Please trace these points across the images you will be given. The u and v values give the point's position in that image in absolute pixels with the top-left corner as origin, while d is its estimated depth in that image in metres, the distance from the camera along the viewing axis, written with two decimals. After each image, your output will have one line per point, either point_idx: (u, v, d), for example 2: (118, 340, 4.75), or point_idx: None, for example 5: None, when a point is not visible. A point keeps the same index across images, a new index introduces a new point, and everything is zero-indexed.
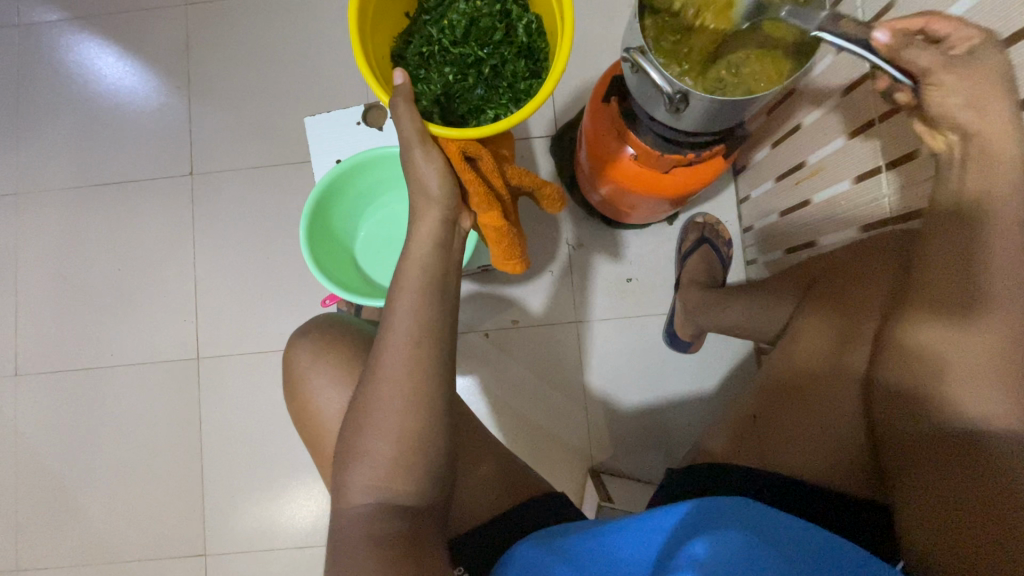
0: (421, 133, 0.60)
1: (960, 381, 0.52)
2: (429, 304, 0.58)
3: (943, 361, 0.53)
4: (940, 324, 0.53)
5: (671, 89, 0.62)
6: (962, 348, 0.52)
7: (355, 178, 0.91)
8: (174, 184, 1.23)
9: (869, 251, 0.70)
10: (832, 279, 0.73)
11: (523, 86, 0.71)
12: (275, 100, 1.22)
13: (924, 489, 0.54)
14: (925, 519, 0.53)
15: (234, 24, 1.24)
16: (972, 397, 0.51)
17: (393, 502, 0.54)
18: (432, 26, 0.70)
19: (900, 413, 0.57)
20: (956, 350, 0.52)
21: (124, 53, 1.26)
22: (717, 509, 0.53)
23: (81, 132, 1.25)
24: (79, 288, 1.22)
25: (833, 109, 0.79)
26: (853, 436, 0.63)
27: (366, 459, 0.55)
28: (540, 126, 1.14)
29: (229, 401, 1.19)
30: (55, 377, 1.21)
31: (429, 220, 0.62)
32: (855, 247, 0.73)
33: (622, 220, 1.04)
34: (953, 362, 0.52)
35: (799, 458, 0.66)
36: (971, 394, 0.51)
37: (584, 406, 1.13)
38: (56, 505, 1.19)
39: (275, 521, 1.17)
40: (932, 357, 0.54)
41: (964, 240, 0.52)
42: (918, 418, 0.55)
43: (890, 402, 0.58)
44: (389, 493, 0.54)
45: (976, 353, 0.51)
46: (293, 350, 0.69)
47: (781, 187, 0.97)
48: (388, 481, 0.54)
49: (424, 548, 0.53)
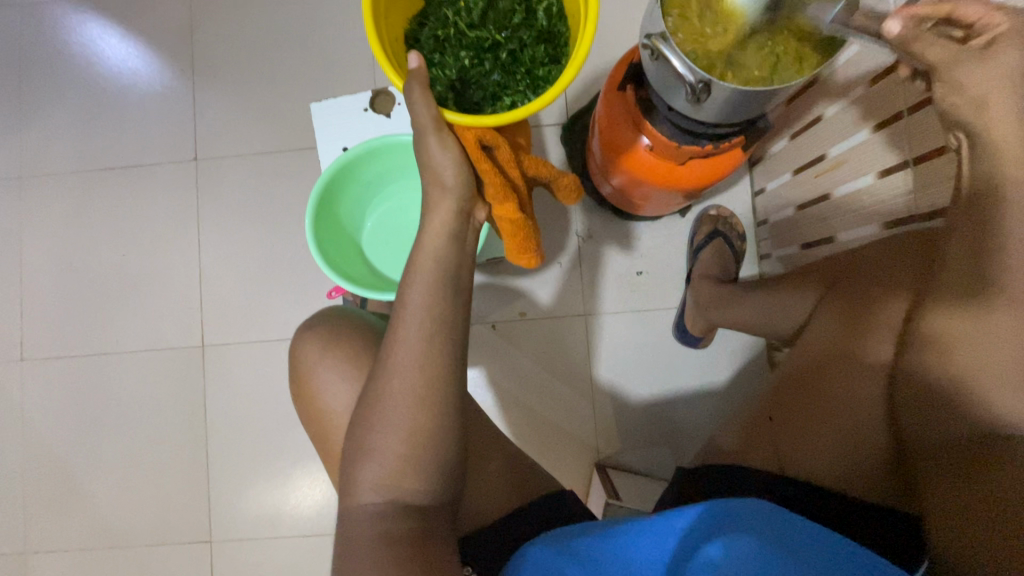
0: (437, 119, 0.58)
1: (994, 383, 0.50)
2: (442, 296, 0.57)
3: (972, 356, 0.51)
4: (971, 318, 0.51)
5: (694, 78, 0.59)
6: (995, 349, 0.50)
7: (363, 167, 0.89)
8: (177, 170, 1.21)
9: (895, 248, 0.67)
10: (854, 277, 0.71)
11: (542, 71, 0.68)
12: (280, 84, 1.20)
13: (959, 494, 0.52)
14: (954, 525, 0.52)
15: (239, 5, 1.22)
16: (1006, 400, 0.50)
17: (402, 500, 0.53)
18: (448, 7, 0.68)
19: (926, 414, 0.55)
20: (992, 350, 0.50)
21: (128, 34, 1.23)
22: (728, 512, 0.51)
23: (84, 115, 1.23)
24: (83, 274, 1.21)
25: (858, 100, 0.76)
26: (874, 439, 0.62)
27: (376, 455, 0.54)
28: (551, 114, 1.11)
29: (234, 389, 1.18)
30: (60, 363, 1.21)
31: (443, 210, 0.60)
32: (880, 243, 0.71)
33: (634, 211, 1.02)
34: (987, 363, 0.50)
35: (815, 460, 0.64)
36: (1000, 391, 0.50)
37: (592, 400, 1.11)
38: (62, 490, 1.19)
39: (280, 510, 1.17)
40: (962, 355, 0.52)
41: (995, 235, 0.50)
42: (947, 420, 0.53)
43: (912, 400, 0.57)
44: (399, 490, 0.53)
45: (1010, 348, 0.49)
46: (300, 342, 0.68)
47: (799, 180, 0.94)
48: (399, 477, 0.53)
49: (434, 546, 0.52)
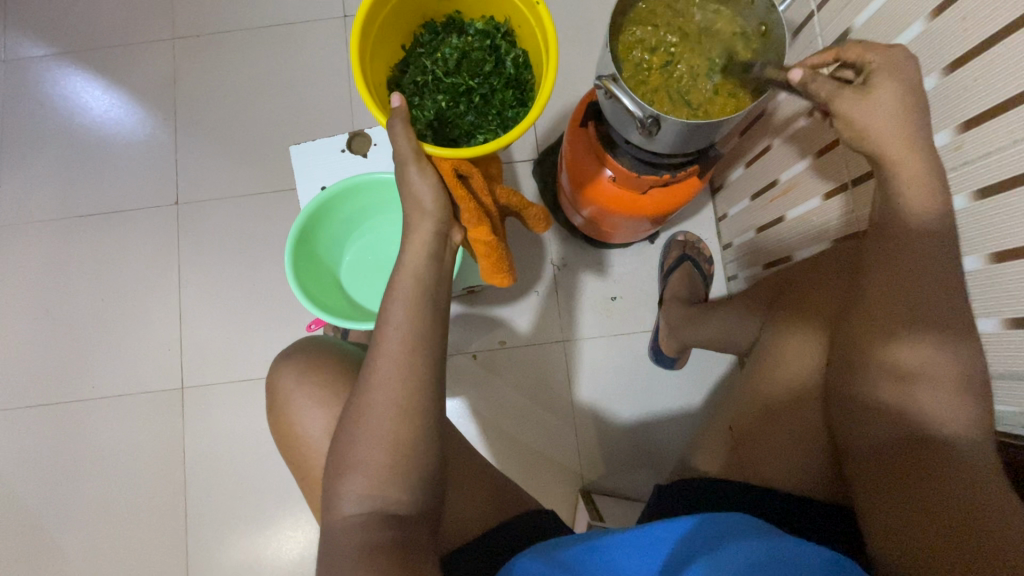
0: (417, 151, 0.62)
1: (928, 388, 0.53)
2: (420, 313, 0.59)
3: (906, 373, 0.54)
4: (899, 335, 0.54)
5: (643, 114, 0.64)
6: (921, 354, 0.53)
7: (342, 205, 0.92)
8: (159, 214, 1.23)
9: (830, 261, 0.72)
10: (795, 291, 0.75)
11: (510, 113, 0.74)
12: (261, 129, 1.24)
13: (889, 506, 0.53)
14: (886, 525, 0.53)
15: (220, 57, 1.27)
16: (937, 404, 0.52)
17: (385, 511, 0.53)
18: (426, 57, 0.73)
19: (860, 417, 0.57)
20: (917, 355, 0.53)
21: (111, 86, 1.27)
22: (718, 525, 0.55)
23: (66, 164, 1.25)
24: (61, 321, 1.21)
25: (801, 129, 0.83)
26: (817, 445, 0.65)
27: (359, 467, 0.54)
28: (522, 150, 1.17)
29: (214, 430, 1.17)
30: (33, 412, 1.18)
31: (423, 232, 0.63)
32: (819, 253, 0.76)
33: (604, 239, 1.07)
34: (915, 365, 0.53)
35: (770, 470, 0.67)
36: (933, 397, 0.53)
37: (574, 424, 1.13)
38: (33, 544, 1.15)
39: (262, 554, 1.14)
40: (896, 363, 0.54)
41: (910, 244, 0.55)
42: (890, 426, 0.55)
43: (848, 417, 0.59)
44: (382, 501, 0.54)
45: (937, 365, 0.53)
46: (278, 371, 0.69)
47: (757, 205, 1.00)
48: (381, 487, 0.54)
49: (420, 554, 0.52)
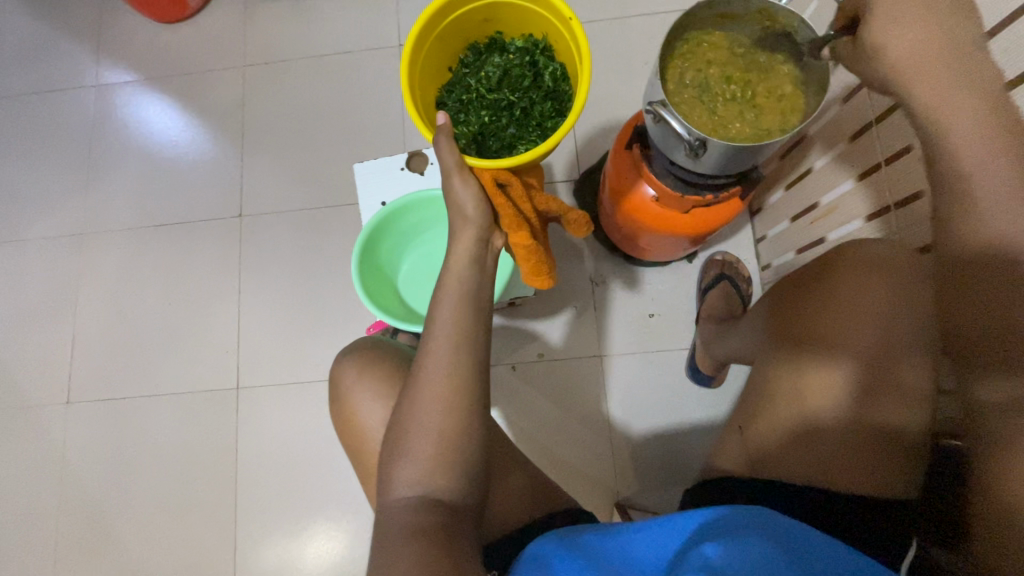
0: (460, 164, 0.67)
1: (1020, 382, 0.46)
2: (465, 314, 0.64)
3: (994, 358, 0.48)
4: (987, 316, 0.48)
5: (691, 136, 0.68)
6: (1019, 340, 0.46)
7: (404, 215, 0.98)
8: (224, 226, 1.33)
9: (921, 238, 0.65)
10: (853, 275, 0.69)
11: (550, 123, 0.79)
12: (320, 148, 1.34)
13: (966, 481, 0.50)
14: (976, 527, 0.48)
15: (285, 82, 1.37)
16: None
17: (435, 497, 0.57)
18: (471, 77, 0.79)
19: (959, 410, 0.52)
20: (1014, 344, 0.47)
21: (187, 109, 1.39)
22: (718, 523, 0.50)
23: (144, 179, 1.37)
24: (131, 323, 1.31)
25: (841, 152, 0.85)
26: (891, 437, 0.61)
27: (411, 456, 0.59)
28: (562, 170, 1.22)
29: (263, 429, 1.23)
30: (103, 406, 1.27)
31: (466, 239, 0.68)
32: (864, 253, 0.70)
33: (643, 256, 1.09)
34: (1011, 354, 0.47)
35: (818, 460, 0.65)
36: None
37: (607, 438, 1.15)
38: (95, 529, 1.23)
39: (303, 551, 1.19)
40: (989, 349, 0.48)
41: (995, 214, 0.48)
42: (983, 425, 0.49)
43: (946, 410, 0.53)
44: (432, 488, 0.58)
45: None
46: (339, 367, 0.75)
47: (798, 227, 1.01)
48: (431, 475, 0.58)
49: (467, 539, 0.56)
